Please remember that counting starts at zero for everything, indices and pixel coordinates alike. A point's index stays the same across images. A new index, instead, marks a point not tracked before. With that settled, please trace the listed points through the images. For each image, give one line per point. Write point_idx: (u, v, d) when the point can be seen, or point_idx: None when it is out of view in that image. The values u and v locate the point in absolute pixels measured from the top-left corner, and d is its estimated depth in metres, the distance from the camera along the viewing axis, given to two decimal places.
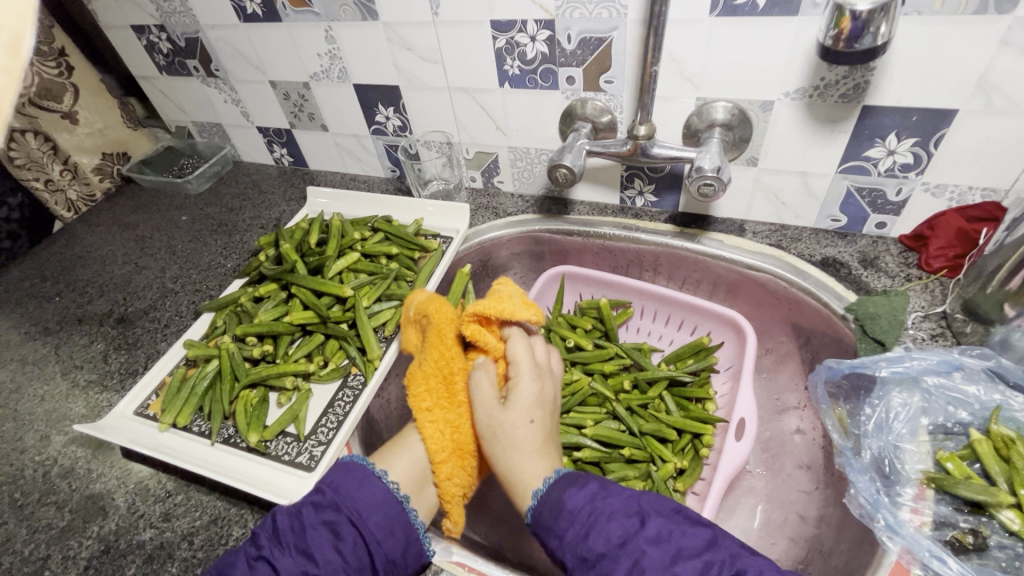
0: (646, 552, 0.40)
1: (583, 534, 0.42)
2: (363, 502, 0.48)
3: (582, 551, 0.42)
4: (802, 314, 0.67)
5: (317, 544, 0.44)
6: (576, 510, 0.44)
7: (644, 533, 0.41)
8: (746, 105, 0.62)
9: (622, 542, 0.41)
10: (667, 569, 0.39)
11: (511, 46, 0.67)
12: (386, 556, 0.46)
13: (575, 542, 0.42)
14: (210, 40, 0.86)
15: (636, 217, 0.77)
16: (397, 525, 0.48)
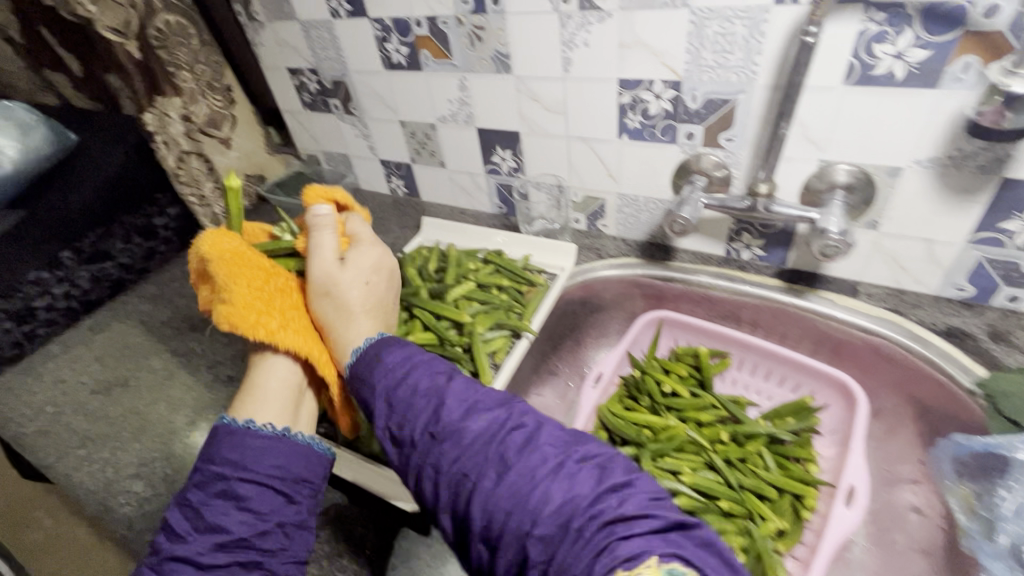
0: (449, 402, 0.46)
1: (415, 392, 0.48)
2: (260, 463, 0.48)
3: (402, 401, 0.48)
4: (919, 383, 0.65)
5: (221, 514, 0.45)
6: (396, 368, 0.51)
7: (504, 429, 0.43)
8: (872, 170, 0.62)
9: (493, 430, 0.43)
10: (533, 456, 0.41)
11: (635, 102, 0.72)
12: (289, 475, 0.49)
13: (395, 394, 0.49)
14: (354, 83, 0.97)
15: (741, 269, 0.79)
16: (275, 456, 0.50)
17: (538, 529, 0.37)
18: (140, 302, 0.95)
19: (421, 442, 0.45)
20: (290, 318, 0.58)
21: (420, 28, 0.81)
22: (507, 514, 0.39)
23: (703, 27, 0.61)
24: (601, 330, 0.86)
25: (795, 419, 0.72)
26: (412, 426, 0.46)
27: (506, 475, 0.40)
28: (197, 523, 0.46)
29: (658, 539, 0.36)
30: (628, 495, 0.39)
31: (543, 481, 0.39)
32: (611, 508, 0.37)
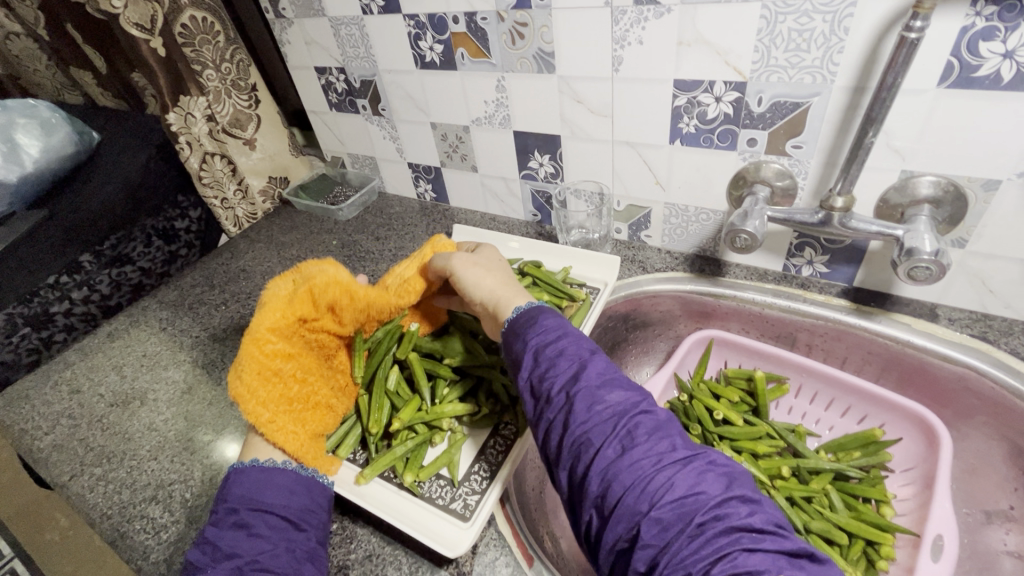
0: (589, 368, 0.45)
1: (556, 354, 0.47)
2: (269, 493, 0.49)
3: (543, 356, 0.47)
4: (1007, 418, 0.59)
5: (239, 542, 0.45)
6: (549, 329, 0.49)
7: (635, 408, 0.42)
8: (964, 182, 0.56)
9: (628, 407, 0.42)
10: (661, 441, 0.39)
11: (692, 105, 0.66)
12: (303, 508, 0.50)
13: (538, 348, 0.48)
14: (383, 83, 0.92)
15: (801, 287, 0.72)
16: (291, 487, 0.50)
17: (656, 515, 0.36)
18: (160, 307, 0.92)
19: (557, 401, 0.44)
20: (289, 407, 0.55)
21: (458, 25, 0.76)
22: (623, 489, 0.37)
23: (777, 22, 0.56)
24: (647, 344, 0.84)
25: (861, 453, 0.66)
26: (543, 378, 0.46)
27: (631, 452, 0.38)
28: (213, 554, 0.45)
29: (786, 561, 0.33)
30: (758, 510, 0.36)
31: (671, 470, 0.37)
32: (738, 515, 0.35)
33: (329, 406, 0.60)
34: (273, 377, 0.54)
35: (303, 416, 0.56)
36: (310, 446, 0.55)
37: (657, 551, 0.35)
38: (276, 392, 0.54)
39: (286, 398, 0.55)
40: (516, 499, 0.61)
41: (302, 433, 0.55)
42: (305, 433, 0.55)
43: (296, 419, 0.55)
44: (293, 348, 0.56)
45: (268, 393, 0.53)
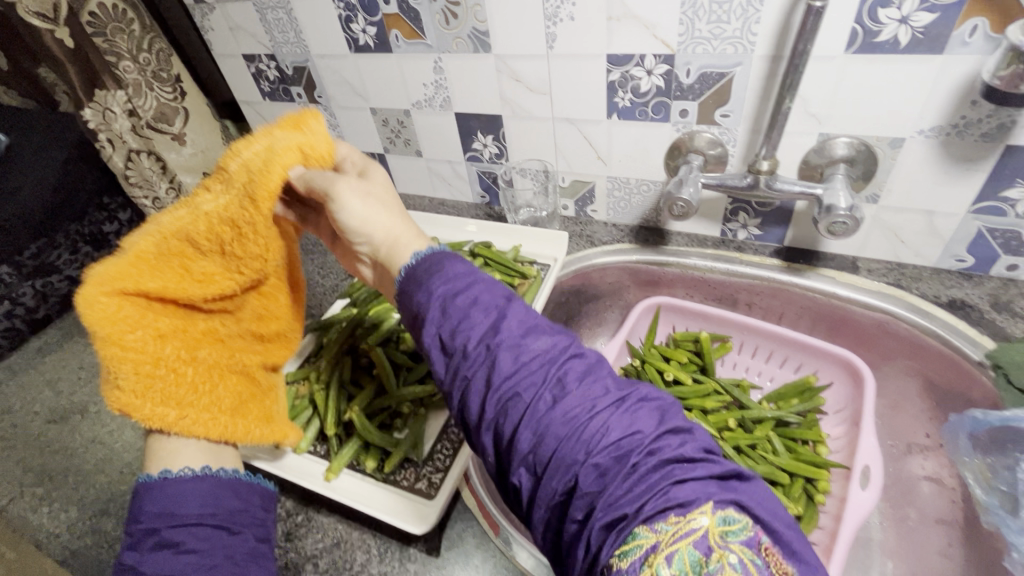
0: (507, 319, 0.40)
1: (473, 305, 0.41)
2: (192, 504, 0.43)
3: (452, 309, 0.41)
4: (921, 355, 0.64)
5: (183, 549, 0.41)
6: (458, 276, 0.43)
7: (562, 354, 0.39)
8: (874, 142, 0.60)
9: (555, 355, 0.39)
10: (592, 385, 0.37)
11: (625, 79, 0.68)
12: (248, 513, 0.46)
13: (446, 299, 0.42)
14: (317, 68, 0.89)
15: (738, 250, 0.76)
16: (215, 492, 0.44)
17: (594, 461, 0.34)
18: None
19: (477, 356, 0.39)
20: (195, 396, 0.49)
21: (389, 6, 0.74)
22: (553, 440, 0.35)
23: None
24: (597, 318, 0.84)
25: (799, 401, 0.71)
26: (455, 333, 0.40)
27: (563, 403, 0.36)
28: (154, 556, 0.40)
29: (718, 486, 0.33)
30: (691, 439, 0.36)
31: (604, 415, 0.36)
32: (671, 448, 0.35)
33: (242, 372, 0.54)
34: (155, 370, 0.46)
35: (208, 390, 0.50)
36: (229, 420, 0.51)
37: (593, 497, 0.34)
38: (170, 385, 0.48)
39: (180, 388, 0.48)
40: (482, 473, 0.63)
41: (210, 415, 0.50)
42: (221, 413, 0.50)
43: (208, 403, 0.50)
44: (173, 325, 0.48)
45: (157, 389, 0.47)
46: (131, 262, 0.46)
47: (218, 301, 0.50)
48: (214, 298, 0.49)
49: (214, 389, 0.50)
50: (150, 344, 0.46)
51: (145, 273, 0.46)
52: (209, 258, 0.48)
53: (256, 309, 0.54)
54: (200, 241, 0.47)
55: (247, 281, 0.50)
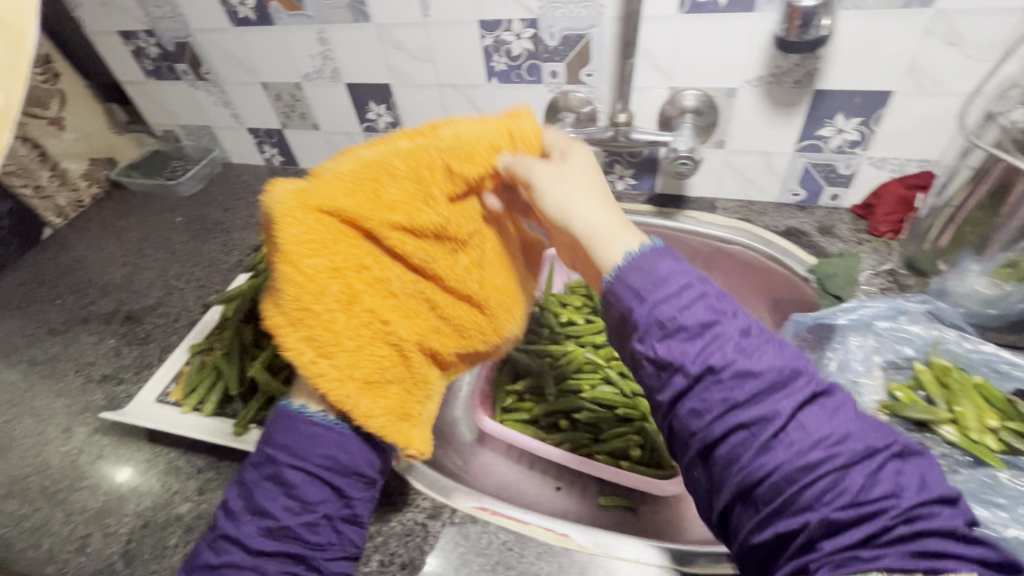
0: (758, 343, 0.35)
1: (680, 302, 0.36)
2: (313, 451, 0.44)
3: (666, 319, 0.36)
4: (769, 279, 0.75)
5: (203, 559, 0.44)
6: (665, 278, 0.37)
7: (812, 385, 0.34)
8: (713, 92, 0.69)
9: (787, 373, 0.34)
10: (836, 420, 0.33)
11: (498, 44, 0.73)
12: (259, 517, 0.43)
13: (664, 308, 0.36)
14: (200, 44, 0.88)
15: (618, 199, 0.84)
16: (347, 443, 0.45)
17: (833, 516, 0.30)
18: None
19: (697, 372, 0.34)
20: (356, 342, 0.44)
21: None
22: (808, 474, 0.31)
23: None
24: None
25: None
26: (670, 321, 0.36)
27: (798, 439, 0.32)
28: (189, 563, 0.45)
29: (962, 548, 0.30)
30: (956, 511, 0.31)
31: (843, 461, 0.31)
32: (912, 498, 0.31)
33: (403, 354, 0.46)
34: (311, 313, 0.42)
35: (356, 357, 0.44)
36: (355, 393, 0.44)
37: (823, 543, 0.31)
38: (340, 318, 0.43)
39: (330, 339, 0.43)
40: None
41: (349, 375, 0.44)
42: (351, 381, 0.44)
43: (353, 360, 0.44)
44: (368, 266, 0.44)
45: (300, 329, 0.43)
46: (343, 184, 0.43)
47: (421, 258, 0.46)
48: (376, 252, 0.45)
49: (361, 349, 0.44)
50: (311, 282, 0.42)
51: (357, 206, 0.43)
52: (403, 200, 0.44)
53: (444, 279, 0.47)
54: (394, 166, 0.44)
55: (439, 244, 0.46)
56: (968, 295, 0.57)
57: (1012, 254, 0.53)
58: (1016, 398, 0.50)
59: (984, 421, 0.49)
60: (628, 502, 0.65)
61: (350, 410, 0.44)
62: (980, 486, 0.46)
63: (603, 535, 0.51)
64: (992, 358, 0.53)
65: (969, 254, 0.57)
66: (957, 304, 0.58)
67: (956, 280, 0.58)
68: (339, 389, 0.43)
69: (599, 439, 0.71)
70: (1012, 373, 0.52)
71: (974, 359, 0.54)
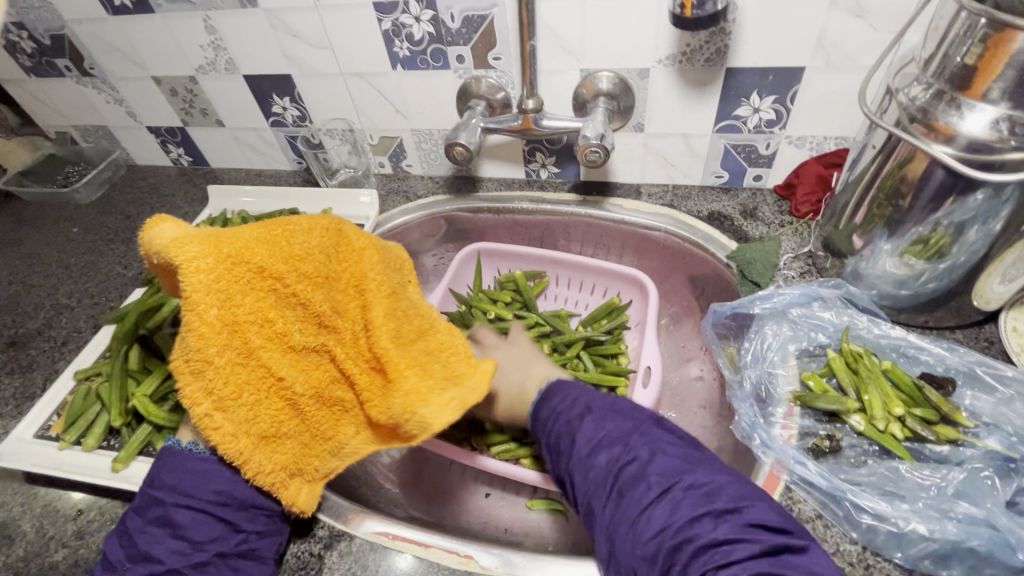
0: (582, 436, 0.44)
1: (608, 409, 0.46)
2: (201, 490, 0.45)
3: (549, 442, 0.47)
4: (695, 267, 0.72)
5: (154, 544, 0.44)
6: (562, 407, 0.47)
7: (622, 461, 0.42)
8: (626, 73, 0.65)
9: (618, 452, 0.42)
10: (641, 486, 0.40)
11: (397, 28, 0.67)
12: (236, 508, 0.46)
13: (542, 434, 0.48)
14: (78, 36, 0.80)
15: (542, 189, 0.80)
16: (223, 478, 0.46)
17: (647, 572, 0.37)
18: None
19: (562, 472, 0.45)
20: (239, 401, 0.44)
21: None
22: (632, 538, 0.38)
23: None
24: (416, 270, 0.87)
25: (606, 320, 0.78)
26: (555, 461, 0.46)
27: (617, 504, 0.40)
28: (131, 551, 0.44)
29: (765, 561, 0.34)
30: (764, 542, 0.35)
31: (646, 515, 0.38)
32: (705, 533, 0.36)
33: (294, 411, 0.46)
34: (211, 365, 0.42)
35: (255, 410, 0.45)
36: (254, 453, 0.45)
37: None
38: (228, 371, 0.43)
39: (228, 391, 0.43)
40: None
41: (245, 430, 0.44)
42: (245, 436, 0.45)
43: (247, 414, 0.44)
44: (269, 315, 0.43)
45: (201, 379, 0.43)
46: (248, 237, 0.42)
47: (327, 314, 0.43)
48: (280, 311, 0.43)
49: (257, 403, 0.44)
50: (211, 333, 0.42)
51: (268, 257, 0.42)
52: (314, 251, 0.43)
53: (352, 341, 0.44)
54: (296, 240, 0.43)
55: (348, 301, 0.43)
56: (880, 277, 0.56)
57: (922, 231, 0.51)
58: (923, 383, 0.49)
59: (890, 409, 0.49)
60: (560, 506, 0.63)
61: (243, 465, 0.45)
62: (883, 479, 0.45)
63: (515, 554, 0.49)
64: (901, 343, 0.53)
65: (880, 233, 0.54)
66: (870, 287, 0.57)
67: (868, 262, 0.57)
68: (230, 442, 0.44)
69: (527, 441, 0.67)
70: (920, 357, 0.52)
71: (883, 344, 0.53)
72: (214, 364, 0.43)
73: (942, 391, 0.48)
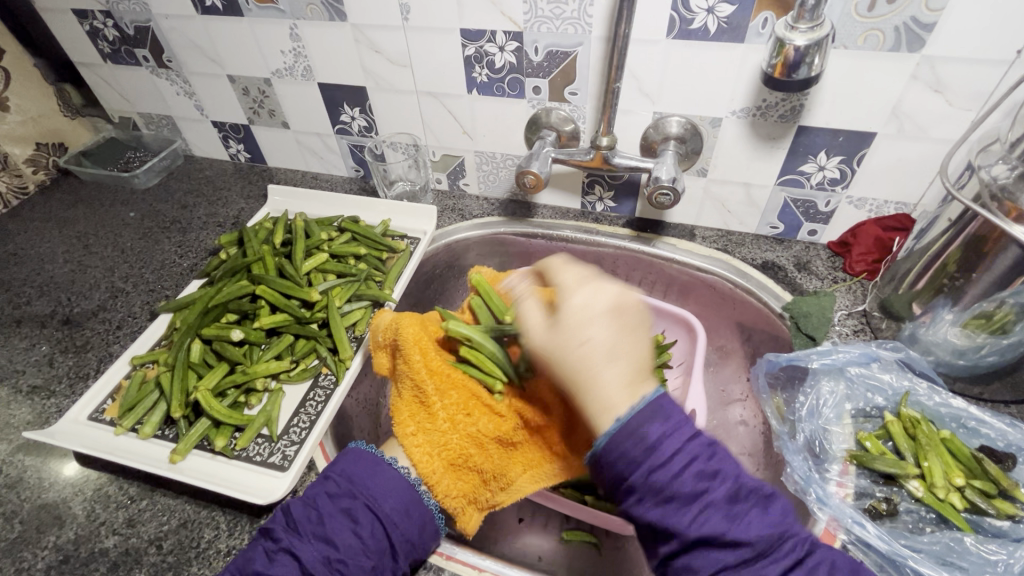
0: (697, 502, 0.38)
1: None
2: (388, 500, 0.48)
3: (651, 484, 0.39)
4: (744, 313, 0.73)
5: (337, 531, 0.45)
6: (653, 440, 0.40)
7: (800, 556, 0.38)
8: (698, 121, 0.67)
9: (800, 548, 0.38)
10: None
11: (480, 55, 0.69)
12: (404, 539, 0.47)
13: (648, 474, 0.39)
14: (162, 30, 0.82)
15: (596, 221, 0.82)
16: (411, 507, 0.49)
17: None
18: None
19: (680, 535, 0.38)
20: (433, 427, 0.55)
21: None
22: None
23: None
24: (463, 288, 0.88)
25: None
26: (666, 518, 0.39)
27: None
28: (317, 529, 0.45)
29: None
30: None
31: None
32: None
33: (478, 445, 0.55)
34: (422, 402, 0.57)
35: (447, 440, 0.54)
36: (444, 476, 0.53)
37: None
38: (434, 399, 0.57)
39: (431, 420, 0.56)
40: (343, 435, 0.64)
41: (438, 454, 0.53)
42: (439, 459, 0.53)
43: (440, 440, 0.54)
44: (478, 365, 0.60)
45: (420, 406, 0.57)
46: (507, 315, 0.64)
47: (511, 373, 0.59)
48: (469, 380, 0.59)
49: (452, 430, 0.55)
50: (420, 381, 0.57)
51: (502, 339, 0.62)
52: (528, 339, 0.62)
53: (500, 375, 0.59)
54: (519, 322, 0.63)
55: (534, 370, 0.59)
56: (939, 344, 0.57)
57: (987, 306, 0.52)
58: (983, 455, 0.49)
59: (951, 479, 0.49)
60: (595, 539, 0.64)
61: (434, 486, 0.52)
62: (945, 548, 0.46)
63: None
64: (961, 413, 0.53)
65: (943, 303, 0.56)
66: (928, 351, 0.58)
67: (928, 328, 0.57)
68: (427, 460, 0.53)
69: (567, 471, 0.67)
70: (980, 430, 0.53)
71: (942, 413, 0.54)
72: (434, 394, 0.57)
73: (1001, 466, 0.49)
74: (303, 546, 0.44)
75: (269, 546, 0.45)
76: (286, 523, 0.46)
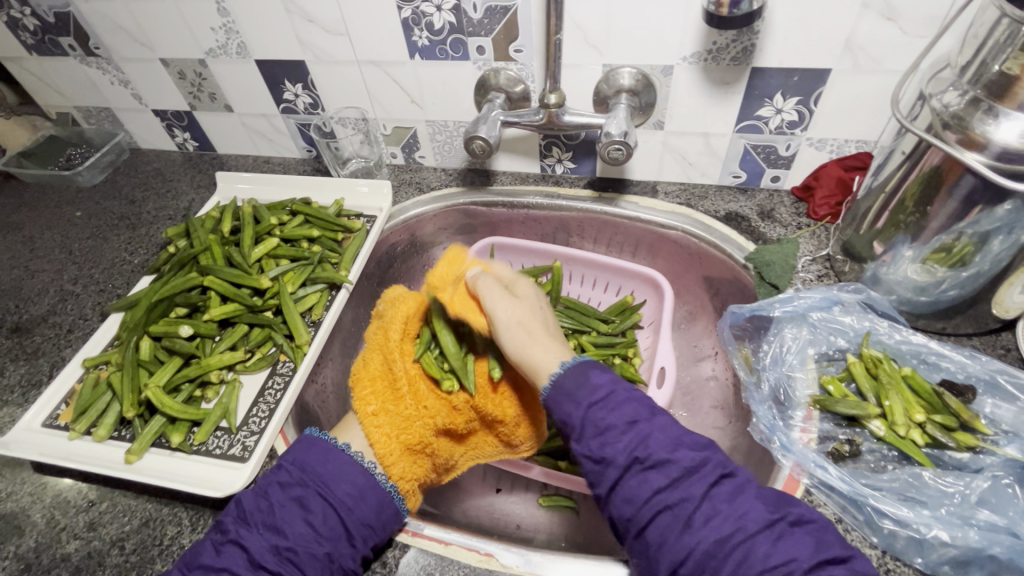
0: (654, 434, 0.43)
1: (606, 406, 0.45)
2: (340, 484, 0.48)
3: (597, 421, 0.44)
4: (710, 267, 0.72)
5: (287, 520, 0.45)
6: (599, 386, 0.46)
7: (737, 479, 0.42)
8: (649, 70, 0.64)
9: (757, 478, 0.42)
10: (741, 503, 0.40)
11: (418, 16, 0.66)
12: (360, 523, 0.46)
13: (592, 412, 0.45)
14: (83, 14, 0.77)
15: (556, 184, 0.79)
16: (366, 490, 0.48)
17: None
18: None
19: (620, 464, 0.43)
20: (391, 407, 0.55)
21: None
22: (715, 558, 0.38)
23: None
24: (428, 264, 0.86)
25: (619, 318, 0.77)
26: (603, 453, 0.43)
27: (717, 519, 0.39)
28: (268, 520, 0.45)
29: None
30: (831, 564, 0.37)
31: (750, 538, 0.38)
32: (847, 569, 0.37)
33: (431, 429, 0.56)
34: (390, 381, 0.57)
35: (409, 424, 0.55)
36: (400, 459, 0.53)
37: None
38: (384, 386, 0.57)
39: (394, 401, 0.56)
40: (309, 422, 0.63)
41: (396, 438, 0.53)
42: (396, 443, 0.53)
43: (396, 423, 0.54)
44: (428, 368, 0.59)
45: (373, 388, 0.57)
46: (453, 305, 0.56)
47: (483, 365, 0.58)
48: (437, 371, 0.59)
49: (415, 416, 0.55)
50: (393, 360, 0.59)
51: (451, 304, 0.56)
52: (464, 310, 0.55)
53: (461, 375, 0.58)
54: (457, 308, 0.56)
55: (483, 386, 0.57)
56: (901, 282, 0.56)
57: (945, 239, 0.51)
58: (943, 390, 0.49)
59: (910, 415, 0.49)
60: (570, 503, 0.63)
61: (387, 467, 0.52)
62: (905, 485, 0.46)
63: (534, 552, 0.48)
64: (922, 349, 0.53)
65: (903, 239, 0.54)
66: (890, 291, 0.57)
67: (889, 267, 0.56)
68: (382, 442, 0.52)
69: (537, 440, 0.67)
70: (941, 364, 0.52)
71: (904, 351, 0.54)
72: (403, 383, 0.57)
73: (962, 399, 0.49)
74: (253, 539, 0.44)
75: (217, 539, 0.45)
76: (237, 514, 0.46)
